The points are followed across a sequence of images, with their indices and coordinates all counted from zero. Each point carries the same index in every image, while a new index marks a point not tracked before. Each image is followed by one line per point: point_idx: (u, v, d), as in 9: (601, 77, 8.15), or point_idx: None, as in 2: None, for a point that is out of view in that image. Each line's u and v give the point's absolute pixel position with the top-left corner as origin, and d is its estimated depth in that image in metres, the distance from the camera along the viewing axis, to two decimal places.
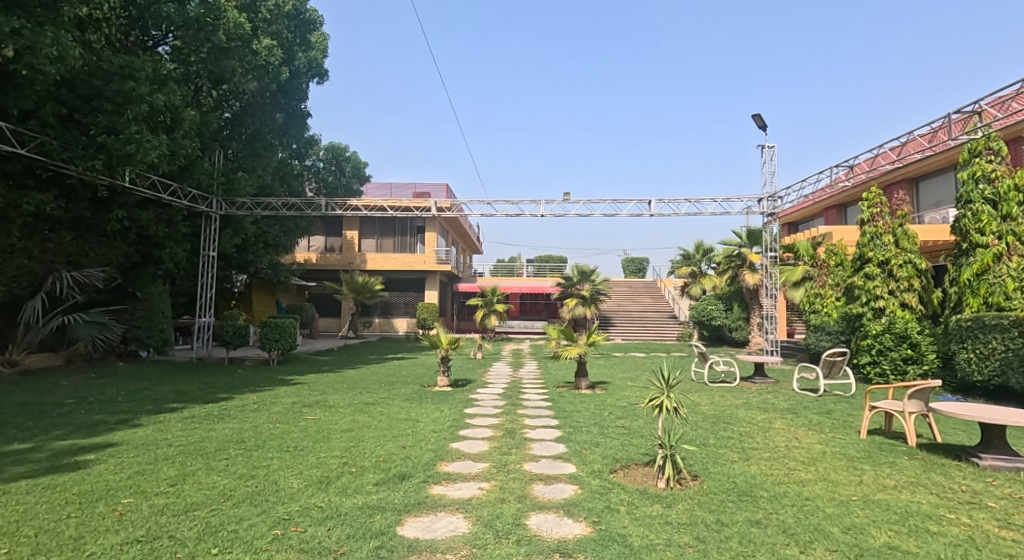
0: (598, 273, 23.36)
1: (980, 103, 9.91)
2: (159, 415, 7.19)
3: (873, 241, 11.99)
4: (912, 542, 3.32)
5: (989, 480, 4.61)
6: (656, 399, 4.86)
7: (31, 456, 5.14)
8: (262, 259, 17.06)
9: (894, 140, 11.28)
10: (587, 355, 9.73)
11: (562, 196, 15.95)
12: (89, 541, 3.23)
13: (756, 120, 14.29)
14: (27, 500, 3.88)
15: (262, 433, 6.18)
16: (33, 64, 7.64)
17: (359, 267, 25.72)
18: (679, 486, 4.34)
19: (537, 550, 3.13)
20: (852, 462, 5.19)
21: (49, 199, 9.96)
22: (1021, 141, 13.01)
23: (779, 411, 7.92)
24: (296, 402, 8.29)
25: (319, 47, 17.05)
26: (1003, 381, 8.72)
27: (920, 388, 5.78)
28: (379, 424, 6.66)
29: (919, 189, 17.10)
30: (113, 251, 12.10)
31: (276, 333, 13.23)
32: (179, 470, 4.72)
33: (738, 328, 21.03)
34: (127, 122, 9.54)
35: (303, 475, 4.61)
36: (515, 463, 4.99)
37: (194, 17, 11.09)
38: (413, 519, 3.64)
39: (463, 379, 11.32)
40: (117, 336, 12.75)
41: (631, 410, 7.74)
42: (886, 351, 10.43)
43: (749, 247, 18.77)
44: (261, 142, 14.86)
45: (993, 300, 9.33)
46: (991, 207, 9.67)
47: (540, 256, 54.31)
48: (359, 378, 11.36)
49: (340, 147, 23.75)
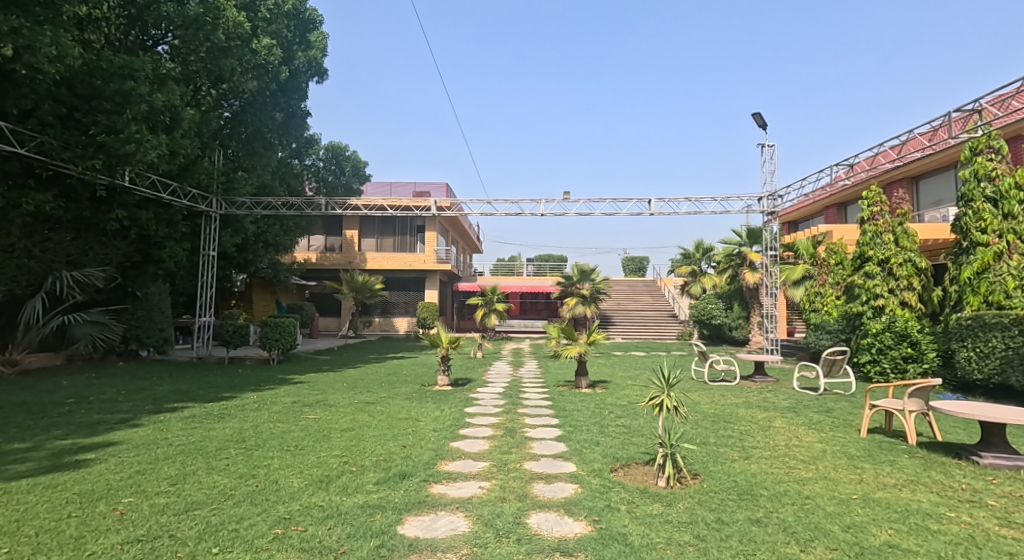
0: (597, 273, 23.38)
1: (981, 101, 9.94)
2: (159, 415, 7.16)
3: (874, 240, 11.97)
4: (912, 541, 3.32)
5: (990, 479, 4.62)
6: (656, 398, 4.85)
7: (31, 455, 5.15)
8: (262, 258, 17.10)
9: (893, 139, 11.69)
10: (587, 354, 9.71)
11: (562, 194, 15.90)
12: (90, 541, 3.23)
13: (756, 119, 14.30)
14: (28, 499, 3.89)
15: (262, 433, 6.17)
16: (33, 64, 7.63)
17: (358, 266, 25.72)
18: (679, 485, 4.34)
19: (537, 549, 3.14)
20: (852, 461, 5.17)
21: (49, 199, 9.92)
22: (1021, 140, 13.00)
23: (779, 410, 7.93)
24: (296, 402, 8.26)
25: (319, 46, 17.03)
26: (1003, 379, 8.73)
27: (920, 387, 5.75)
28: (379, 424, 6.64)
29: (919, 188, 17.12)
30: (113, 250, 12.10)
31: (276, 332, 13.22)
32: (179, 470, 4.70)
33: (738, 327, 21.02)
34: (127, 121, 9.51)
35: (304, 474, 4.61)
36: (515, 463, 4.97)
37: (194, 17, 11.06)
38: (413, 519, 3.63)
39: (463, 379, 11.20)
40: (117, 335, 12.76)
41: (632, 409, 7.72)
42: (886, 350, 10.45)
43: (749, 246, 18.74)
44: (261, 142, 14.76)
45: (993, 299, 9.33)
46: (992, 206, 9.68)
47: (540, 254, 53.97)
48: (358, 378, 11.29)
49: (340, 146, 23.72)
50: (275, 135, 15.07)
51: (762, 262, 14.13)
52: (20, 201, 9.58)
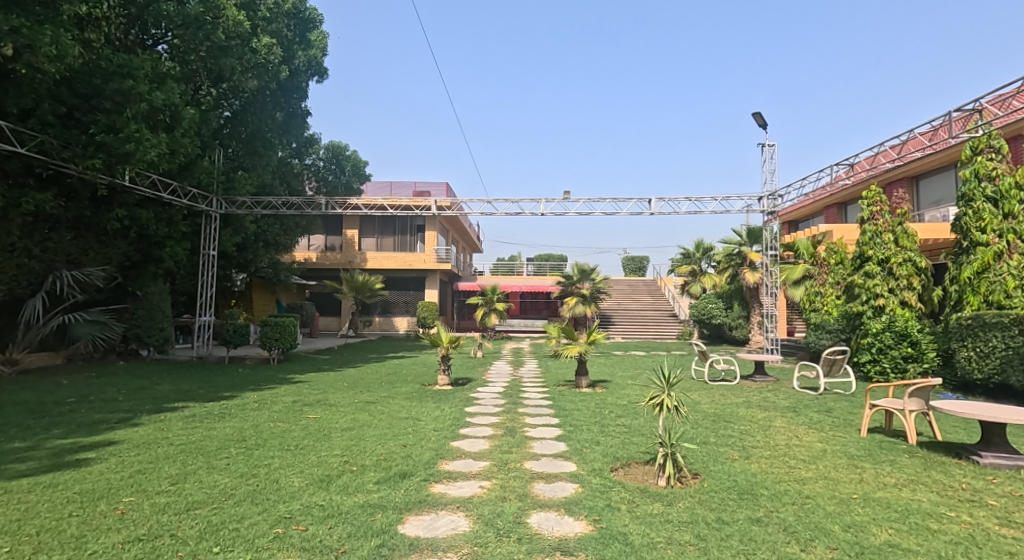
0: (597, 272, 23.38)
1: (981, 101, 9.94)
2: (159, 415, 7.14)
3: (874, 240, 11.97)
4: (913, 540, 3.33)
5: (990, 478, 4.62)
6: (656, 398, 4.85)
7: (30, 455, 5.13)
8: (262, 258, 17.10)
9: (893, 139, 11.68)
10: (587, 354, 9.71)
11: (562, 193, 15.85)
12: (91, 540, 3.23)
13: (756, 119, 14.29)
14: (28, 499, 3.88)
15: (262, 433, 6.16)
16: (32, 63, 7.64)
17: (358, 266, 25.71)
18: (679, 484, 4.34)
19: (537, 549, 3.14)
20: (852, 461, 5.18)
21: (49, 198, 9.91)
22: (1021, 139, 13.00)
23: (781, 410, 7.91)
24: (296, 402, 8.24)
25: (319, 45, 17.01)
26: (1003, 379, 8.73)
27: (920, 387, 5.75)
28: (379, 424, 6.65)
29: (919, 188, 17.12)
30: (113, 249, 12.12)
31: (276, 332, 13.21)
32: (180, 470, 4.70)
33: (738, 327, 20.99)
34: (127, 120, 9.50)
35: (304, 474, 4.61)
36: (515, 463, 4.96)
37: (194, 16, 11.04)
38: (414, 518, 3.64)
39: (463, 379, 11.17)
40: (117, 335, 12.77)
41: (632, 409, 7.69)
42: (886, 349, 10.45)
43: (749, 246, 18.74)
44: (261, 141, 14.73)
45: (993, 299, 9.33)
46: (992, 205, 9.69)
47: (540, 254, 53.69)
48: (358, 378, 11.26)
49: (341, 146, 23.71)
50: (275, 135, 15.06)
51: (762, 262, 14.12)
52: (20, 200, 9.58)
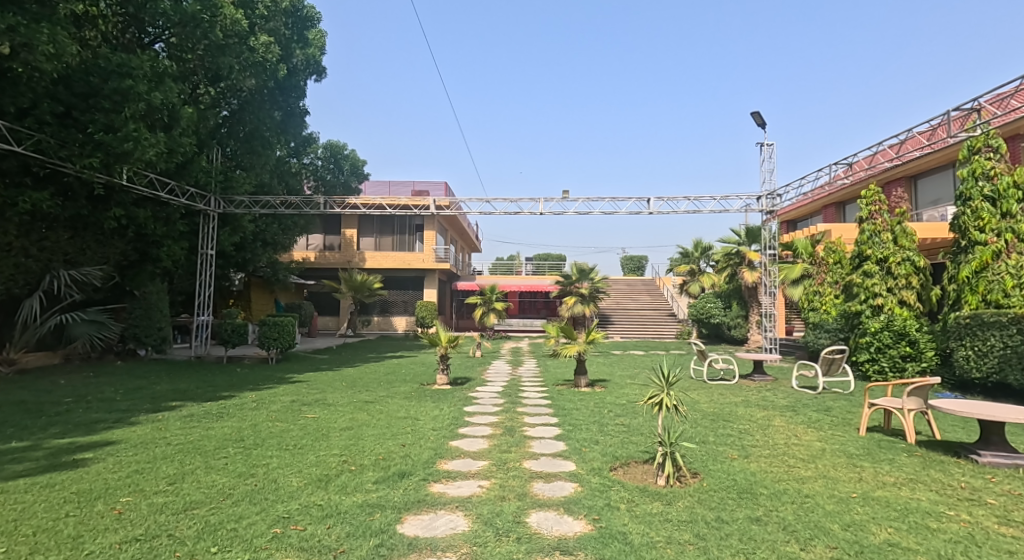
0: (597, 272, 23.39)
1: (981, 99, 9.85)
2: (156, 415, 7.10)
3: (873, 239, 11.98)
4: (912, 539, 3.32)
5: (989, 477, 4.64)
6: (656, 396, 4.83)
7: (28, 455, 5.11)
8: (260, 258, 17.08)
9: (892, 137, 11.60)
10: (586, 353, 9.67)
11: (563, 193, 15.81)
12: (88, 540, 3.21)
13: (755, 117, 14.27)
14: (25, 499, 3.86)
15: (260, 433, 6.12)
16: (30, 61, 7.57)
17: (357, 266, 25.69)
18: (679, 483, 4.35)
19: (537, 548, 3.12)
20: (852, 459, 5.20)
21: (46, 196, 9.80)
22: (1019, 139, 13.06)
23: (781, 409, 7.87)
24: (295, 402, 8.21)
25: (317, 44, 16.96)
26: (1002, 378, 8.72)
27: (919, 386, 5.76)
28: (379, 423, 6.65)
29: (918, 187, 17.14)
30: (110, 248, 12.10)
31: (275, 331, 13.18)
32: (177, 469, 4.69)
33: (737, 326, 20.69)
34: (124, 119, 9.47)
35: (302, 473, 4.59)
36: (515, 462, 4.95)
37: (190, 14, 10.99)
38: (413, 517, 3.63)
39: (462, 379, 11.12)
40: (115, 335, 12.76)
41: (631, 409, 7.67)
42: (885, 348, 10.44)
43: (748, 246, 18.77)
44: (259, 140, 14.67)
45: (992, 298, 9.34)
46: (990, 205, 9.71)
47: (540, 254, 53.32)
48: (355, 378, 11.16)
49: (339, 145, 23.64)
50: (274, 134, 15.00)
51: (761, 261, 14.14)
52: (17, 199, 9.51)
